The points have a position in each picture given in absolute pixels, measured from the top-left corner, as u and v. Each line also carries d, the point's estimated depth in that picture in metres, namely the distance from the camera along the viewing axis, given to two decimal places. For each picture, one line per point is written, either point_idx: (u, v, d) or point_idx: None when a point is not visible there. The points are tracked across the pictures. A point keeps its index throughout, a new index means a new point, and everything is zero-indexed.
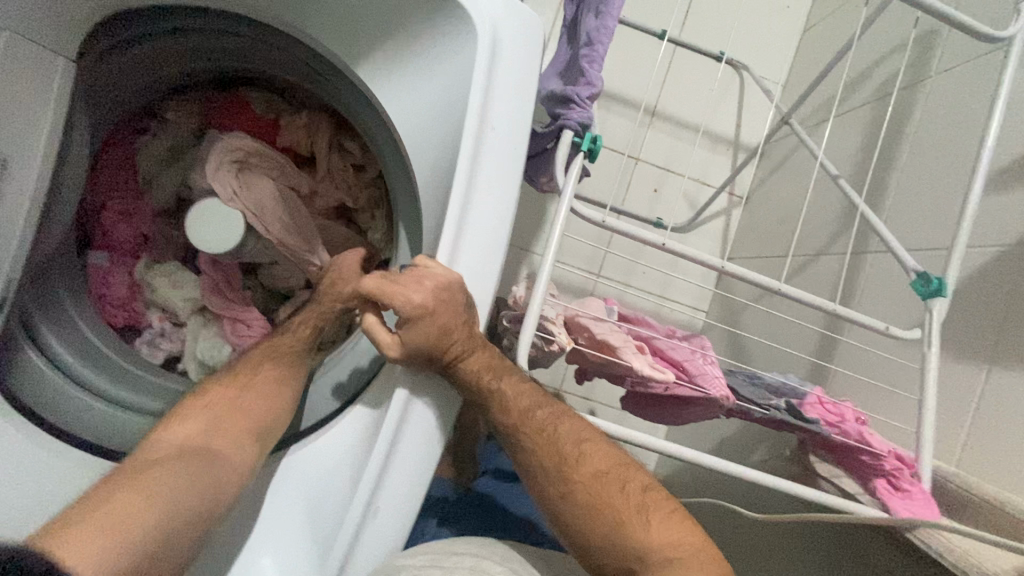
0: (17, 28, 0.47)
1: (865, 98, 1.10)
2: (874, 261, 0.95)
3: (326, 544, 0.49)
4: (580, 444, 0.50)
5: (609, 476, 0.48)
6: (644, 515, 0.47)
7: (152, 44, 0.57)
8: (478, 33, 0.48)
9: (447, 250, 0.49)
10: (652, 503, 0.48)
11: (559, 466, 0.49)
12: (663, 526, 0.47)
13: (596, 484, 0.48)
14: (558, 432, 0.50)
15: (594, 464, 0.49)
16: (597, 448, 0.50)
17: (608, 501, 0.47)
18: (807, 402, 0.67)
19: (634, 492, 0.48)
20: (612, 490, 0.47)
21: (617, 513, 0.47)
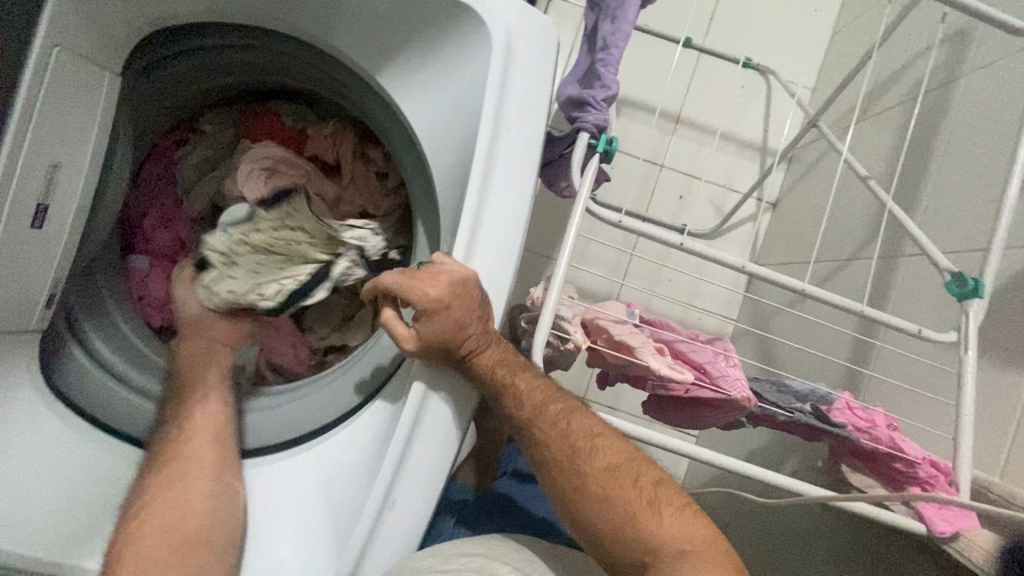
0: (70, 45, 0.50)
1: (896, 99, 1.06)
2: (908, 265, 0.91)
3: (346, 536, 0.50)
4: (593, 439, 0.54)
5: (622, 470, 0.52)
6: (655, 508, 0.51)
7: (188, 61, 0.60)
8: (492, 39, 0.50)
9: (464, 250, 0.50)
10: (663, 498, 0.52)
11: (573, 460, 0.52)
12: (673, 520, 0.51)
13: (610, 476, 0.51)
14: (571, 427, 0.53)
15: (606, 459, 0.52)
16: (609, 443, 0.53)
17: (619, 492, 0.51)
18: (835, 407, 0.65)
19: (646, 486, 0.52)
20: (625, 484, 0.51)
21: (630, 505, 0.51)
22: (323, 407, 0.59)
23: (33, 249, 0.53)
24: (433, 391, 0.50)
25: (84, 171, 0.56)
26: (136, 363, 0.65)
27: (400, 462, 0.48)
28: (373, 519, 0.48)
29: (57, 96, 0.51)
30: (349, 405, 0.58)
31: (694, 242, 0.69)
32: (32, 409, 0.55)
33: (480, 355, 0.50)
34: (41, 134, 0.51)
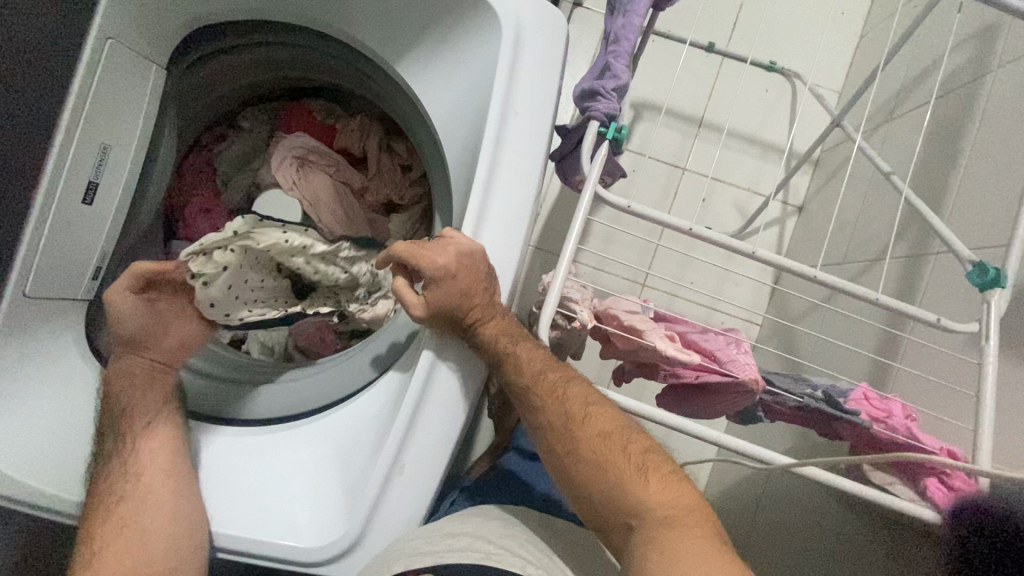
0: (120, 38, 0.56)
1: (924, 98, 1.04)
2: (935, 263, 0.89)
3: (355, 500, 0.53)
4: (587, 408, 0.56)
5: (614, 437, 0.55)
6: (643, 474, 0.54)
7: (227, 57, 0.65)
8: (503, 27, 0.53)
9: (474, 227, 0.53)
10: (651, 465, 0.55)
11: (570, 427, 0.55)
12: (660, 486, 0.54)
13: (602, 444, 0.54)
14: (568, 397, 0.56)
15: (598, 425, 0.55)
16: (601, 410, 0.56)
17: (610, 458, 0.54)
18: (852, 398, 0.64)
19: (635, 453, 0.55)
20: (615, 451, 0.54)
21: (620, 471, 0.54)
22: (337, 382, 0.62)
23: (80, 227, 0.58)
24: (442, 358, 0.53)
25: (129, 157, 0.61)
26: None
27: (409, 425, 0.51)
28: (383, 479, 0.51)
29: (108, 86, 0.56)
30: (367, 377, 0.61)
31: (704, 229, 0.67)
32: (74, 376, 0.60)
33: (485, 326, 0.53)
34: (92, 120, 0.56)
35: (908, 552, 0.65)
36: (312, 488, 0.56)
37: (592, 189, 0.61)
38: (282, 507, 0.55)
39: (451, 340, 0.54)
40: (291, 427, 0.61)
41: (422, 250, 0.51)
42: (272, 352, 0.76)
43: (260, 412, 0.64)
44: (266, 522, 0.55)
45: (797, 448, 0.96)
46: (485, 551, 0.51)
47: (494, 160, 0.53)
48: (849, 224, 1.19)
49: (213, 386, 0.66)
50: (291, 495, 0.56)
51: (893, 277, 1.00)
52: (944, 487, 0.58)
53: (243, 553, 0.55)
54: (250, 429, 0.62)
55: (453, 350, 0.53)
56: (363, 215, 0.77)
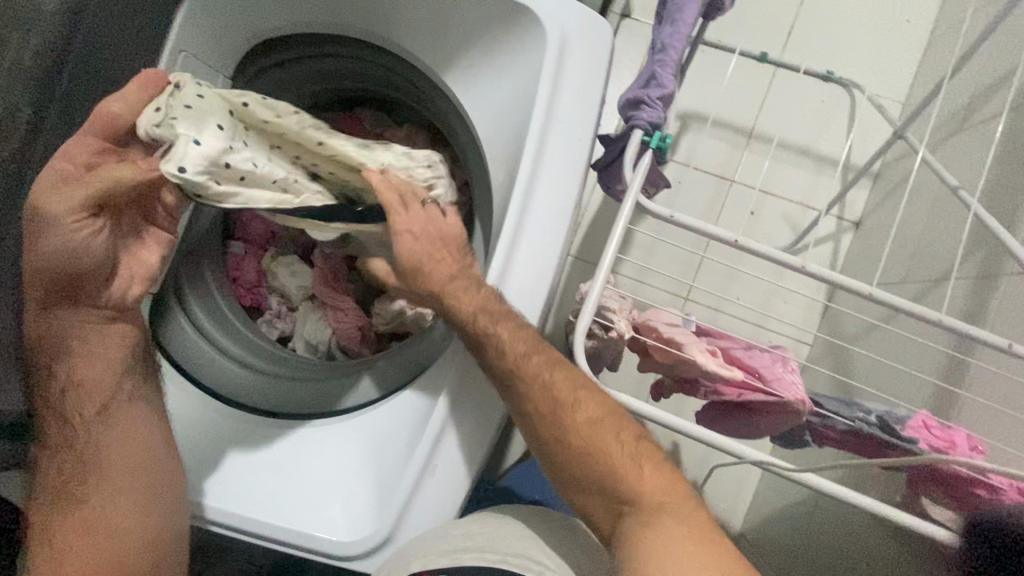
0: (191, 51, 0.60)
1: (995, 110, 0.98)
2: (1008, 285, 0.82)
3: (385, 501, 0.55)
4: (575, 392, 0.54)
5: (603, 423, 0.53)
6: (637, 462, 0.53)
7: (288, 68, 0.68)
8: (548, 38, 0.53)
9: (514, 233, 0.53)
10: (643, 454, 0.54)
11: (562, 418, 0.53)
12: (652, 475, 0.53)
13: (607, 440, 0.53)
14: (562, 392, 0.53)
15: (586, 413, 0.53)
16: (595, 403, 0.54)
17: (603, 449, 0.53)
18: (909, 424, 0.60)
19: (627, 442, 0.53)
20: (607, 442, 0.53)
21: (612, 461, 0.53)
22: (371, 383, 0.64)
23: None
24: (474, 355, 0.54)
25: None
26: (226, 327, 0.74)
27: (443, 423, 0.52)
28: (416, 477, 0.52)
29: None
30: (405, 374, 0.62)
31: (751, 240, 0.65)
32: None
33: (516, 331, 0.52)
34: None
35: None
36: (344, 486, 0.58)
37: (634, 198, 0.61)
38: (314, 504, 0.57)
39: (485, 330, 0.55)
40: (329, 421, 0.63)
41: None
42: (316, 350, 0.78)
43: (302, 406, 0.66)
44: (298, 518, 0.56)
45: (849, 476, 0.91)
46: (501, 555, 0.50)
47: (536, 167, 0.53)
48: (911, 242, 1.13)
49: (261, 378, 0.69)
50: (322, 493, 0.58)
51: (959, 299, 0.93)
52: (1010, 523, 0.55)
53: (278, 545, 0.57)
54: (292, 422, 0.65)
55: (478, 354, 0.54)
56: None
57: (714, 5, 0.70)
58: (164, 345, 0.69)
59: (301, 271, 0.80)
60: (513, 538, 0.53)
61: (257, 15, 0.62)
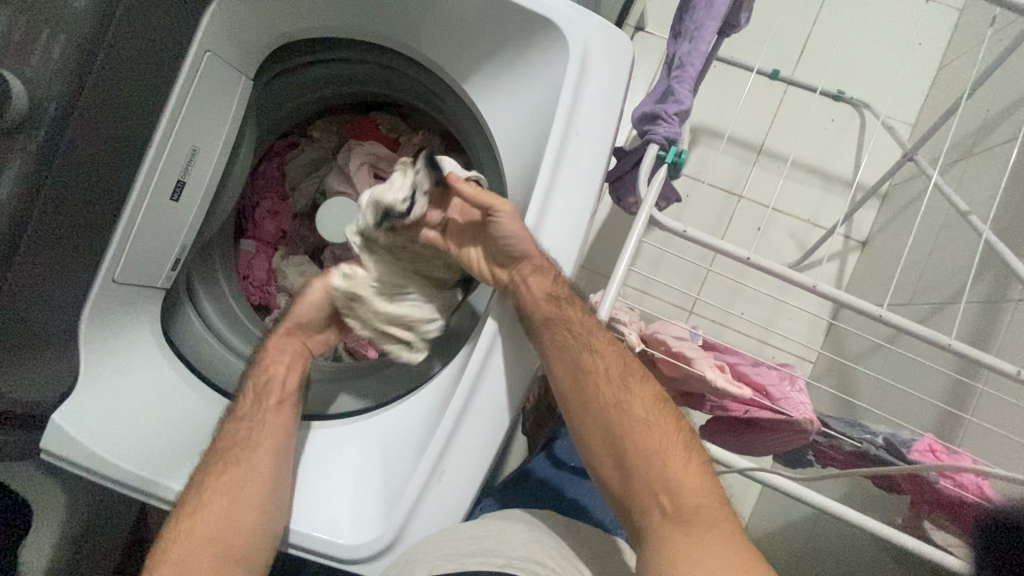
0: (216, 51, 0.60)
1: (1006, 135, 0.98)
2: (1016, 310, 0.82)
3: (394, 500, 0.55)
4: (634, 379, 0.56)
5: (664, 413, 0.56)
6: (686, 454, 0.54)
7: (307, 71, 0.70)
8: (570, 50, 0.54)
9: (528, 243, 0.54)
10: (692, 453, 0.55)
11: (622, 397, 0.55)
12: (699, 470, 0.53)
13: (657, 426, 0.54)
14: (628, 369, 0.56)
15: (648, 398, 0.56)
16: (652, 391, 0.57)
17: (657, 436, 0.54)
18: (916, 449, 0.59)
19: (682, 434, 0.55)
20: (665, 424, 0.55)
21: (664, 444, 0.54)
22: (400, 377, 0.64)
23: (158, 221, 0.62)
24: (496, 350, 0.54)
25: (214, 156, 0.66)
26: (235, 327, 0.74)
27: (456, 424, 0.52)
28: (425, 481, 0.52)
29: (202, 93, 0.61)
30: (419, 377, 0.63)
31: (763, 258, 0.65)
32: (147, 359, 0.65)
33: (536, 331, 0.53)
34: (186, 126, 0.61)
35: None
36: (358, 481, 0.58)
37: (649, 211, 0.61)
38: (331, 494, 0.58)
39: (509, 323, 0.56)
40: (353, 421, 0.64)
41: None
42: None
43: (315, 408, 0.66)
44: (313, 506, 0.57)
45: (851, 495, 0.90)
46: (505, 558, 0.49)
47: (553, 178, 0.54)
48: (919, 263, 1.13)
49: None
50: (341, 481, 0.59)
51: (966, 322, 0.93)
52: None
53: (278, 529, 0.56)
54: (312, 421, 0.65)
55: (499, 359, 0.54)
56: None
57: (731, 23, 0.71)
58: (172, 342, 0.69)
59: (310, 272, 0.82)
60: (520, 543, 0.53)
61: (281, 18, 0.62)
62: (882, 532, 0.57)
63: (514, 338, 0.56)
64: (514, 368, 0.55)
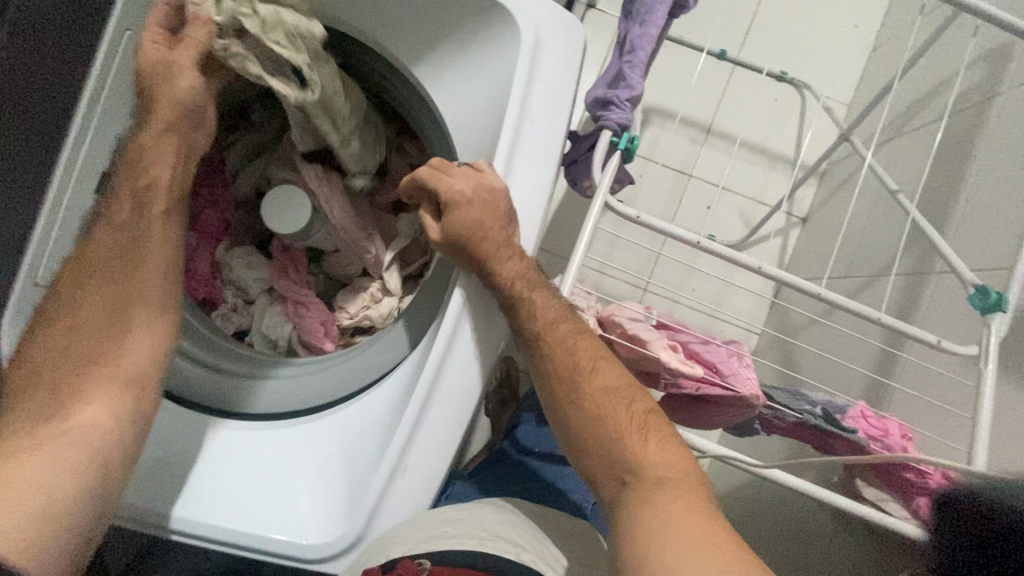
0: (139, 31, 0.55)
1: (933, 115, 1.04)
2: (938, 282, 0.89)
3: (356, 499, 0.54)
4: (595, 362, 0.54)
5: (618, 393, 0.52)
6: (643, 434, 0.51)
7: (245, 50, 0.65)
8: (521, 33, 0.52)
9: (482, 210, 0.49)
10: (652, 427, 0.52)
11: (574, 377, 0.53)
12: (659, 447, 0.50)
13: (607, 399, 0.52)
14: (576, 355, 0.53)
15: (604, 380, 0.53)
16: (610, 367, 0.53)
17: (613, 414, 0.51)
18: (850, 415, 0.64)
19: (638, 412, 0.52)
20: (621, 400, 0.52)
21: (618, 425, 0.51)
22: (351, 372, 0.62)
23: (89, 215, 0.58)
24: (460, 337, 0.52)
25: None
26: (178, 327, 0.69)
27: (416, 420, 0.51)
28: (389, 478, 0.51)
29: (124, 77, 0.56)
30: (387, 365, 0.61)
31: (712, 242, 0.67)
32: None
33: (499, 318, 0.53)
34: None
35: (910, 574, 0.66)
36: (315, 481, 0.57)
37: (604, 198, 0.62)
38: (281, 501, 0.56)
39: (481, 300, 0.54)
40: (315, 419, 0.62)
41: (473, 243, 0.50)
42: (275, 344, 0.77)
43: (273, 405, 0.64)
44: (264, 514, 0.55)
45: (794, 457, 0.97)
46: (476, 538, 0.51)
47: (509, 166, 0.53)
48: (853, 237, 1.20)
49: (203, 372, 0.66)
50: (292, 489, 0.57)
51: (894, 293, 1.00)
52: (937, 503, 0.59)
53: (230, 545, 0.56)
54: (257, 422, 0.64)
55: (465, 351, 0.53)
56: (370, 214, 0.77)
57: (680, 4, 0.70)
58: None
59: (259, 264, 0.80)
60: (477, 522, 0.53)
61: None
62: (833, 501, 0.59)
63: (488, 319, 0.54)
64: (481, 354, 0.54)
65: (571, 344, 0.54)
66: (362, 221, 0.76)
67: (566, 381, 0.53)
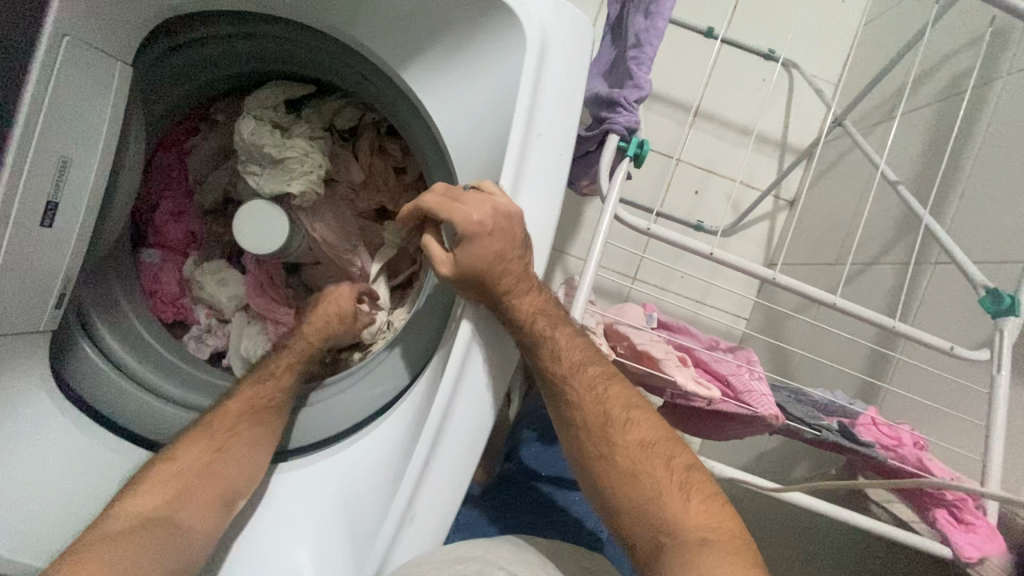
0: (78, 33, 0.47)
1: (929, 96, 1.01)
2: (934, 273, 0.88)
3: (362, 552, 0.49)
4: (628, 411, 0.52)
5: (656, 448, 0.50)
6: (685, 493, 0.49)
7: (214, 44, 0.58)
8: (526, 34, 0.47)
9: (488, 245, 0.45)
10: (694, 484, 0.50)
11: (607, 430, 0.50)
12: (702, 507, 0.49)
13: (642, 454, 0.50)
14: (604, 395, 0.51)
15: (639, 433, 0.50)
16: (644, 417, 0.51)
17: (650, 472, 0.49)
18: (861, 423, 0.64)
19: (678, 469, 0.50)
20: (661, 457, 0.50)
21: (658, 483, 0.49)
22: (353, 405, 0.58)
23: (42, 247, 0.51)
24: (471, 368, 0.47)
25: (93, 163, 0.53)
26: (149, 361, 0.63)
27: (424, 466, 0.47)
28: (397, 525, 0.47)
29: (66, 91, 0.48)
30: (387, 396, 0.57)
31: (725, 253, 0.71)
32: (50, 425, 0.54)
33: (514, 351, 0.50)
34: (52, 129, 0.48)
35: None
36: (315, 532, 0.53)
37: (613, 208, 0.59)
38: (283, 558, 0.52)
39: (491, 328, 0.49)
40: (319, 459, 0.58)
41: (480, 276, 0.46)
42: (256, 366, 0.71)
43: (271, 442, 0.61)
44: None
45: (790, 452, 0.96)
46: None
47: (516, 184, 0.47)
48: (844, 223, 1.18)
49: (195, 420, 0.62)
50: (295, 545, 0.53)
51: (888, 283, 0.99)
52: (953, 518, 0.58)
53: None
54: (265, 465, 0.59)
55: (478, 387, 0.48)
56: (353, 223, 0.71)
57: None
58: (77, 395, 0.57)
59: (232, 280, 0.74)
60: (485, 560, 0.50)
61: None
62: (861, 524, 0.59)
63: (500, 348, 0.49)
64: (493, 386, 0.49)
65: (589, 379, 0.51)
66: (346, 232, 0.71)
67: (590, 419, 0.50)
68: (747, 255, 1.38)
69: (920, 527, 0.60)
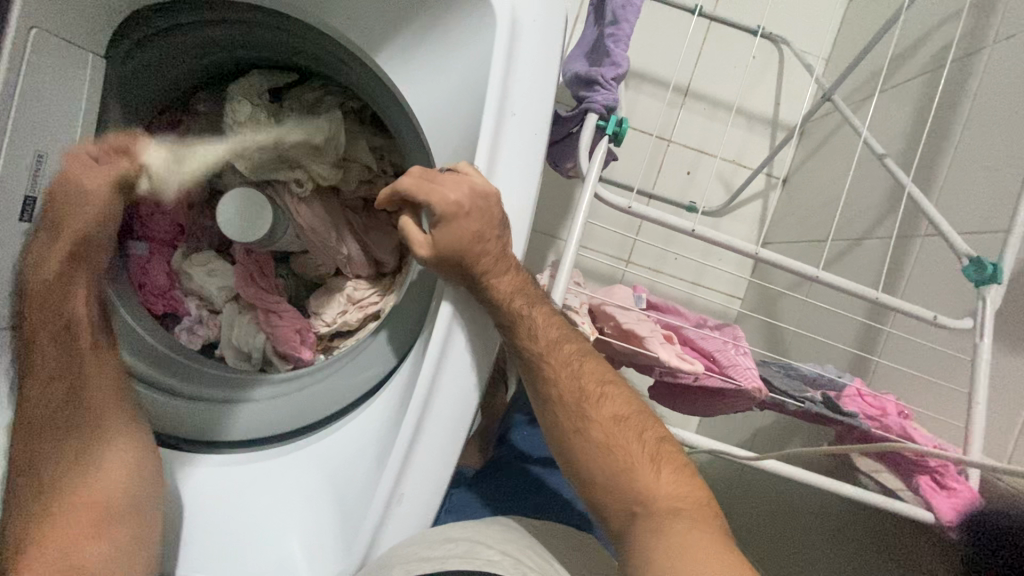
0: (46, 25, 0.47)
1: (916, 69, 1.00)
2: (923, 246, 0.88)
3: (352, 536, 0.51)
4: (603, 388, 0.52)
5: (629, 421, 0.51)
6: (657, 465, 0.50)
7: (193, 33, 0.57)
8: (496, 14, 0.47)
9: (464, 224, 0.45)
10: (664, 456, 0.51)
11: (582, 406, 0.51)
12: (671, 478, 0.50)
13: (615, 427, 0.51)
14: (581, 371, 0.52)
15: (613, 409, 0.51)
16: (618, 393, 0.53)
17: (623, 447, 0.50)
18: (846, 394, 0.65)
19: (650, 442, 0.51)
20: (633, 432, 0.51)
21: (631, 456, 0.50)
22: (340, 392, 0.59)
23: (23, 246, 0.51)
24: (453, 347, 0.48)
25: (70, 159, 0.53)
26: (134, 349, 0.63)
27: (410, 447, 0.48)
28: (383, 508, 0.48)
29: (34, 86, 0.48)
30: (375, 379, 0.57)
31: (707, 229, 0.71)
32: None
33: (493, 330, 0.50)
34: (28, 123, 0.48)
35: (908, 548, 0.66)
36: (307, 519, 0.55)
37: (593, 188, 0.59)
38: (275, 543, 0.54)
39: (470, 308, 0.49)
40: (309, 444, 0.59)
41: (466, 260, 0.46)
42: (249, 358, 0.70)
43: (263, 430, 0.62)
44: (265, 560, 0.53)
45: (781, 430, 0.97)
46: (484, 558, 0.48)
47: (491, 166, 0.48)
48: (834, 200, 1.18)
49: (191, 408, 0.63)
50: (288, 531, 0.54)
51: (879, 257, 0.99)
52: (935, 483, 0.59)
53: None
54: (261, 453, 0.61)
55: (465, 369, 0.48)
56: (341, 213, 0.70)
57: None
58: None
59: (220, 270, 0.73)
60: (471, 538, 0.51)
61: None
62: (840, 491, 0.59)
63: (480, 327, 0.50)
64: (477, 364, 0.49)
65: (569, 356, 0.52)
66: (331, 218, 0.70)
67: (568, 396, 0.51)
68: (739, 235, 1.38)
69: (904, 494, 0.61)
